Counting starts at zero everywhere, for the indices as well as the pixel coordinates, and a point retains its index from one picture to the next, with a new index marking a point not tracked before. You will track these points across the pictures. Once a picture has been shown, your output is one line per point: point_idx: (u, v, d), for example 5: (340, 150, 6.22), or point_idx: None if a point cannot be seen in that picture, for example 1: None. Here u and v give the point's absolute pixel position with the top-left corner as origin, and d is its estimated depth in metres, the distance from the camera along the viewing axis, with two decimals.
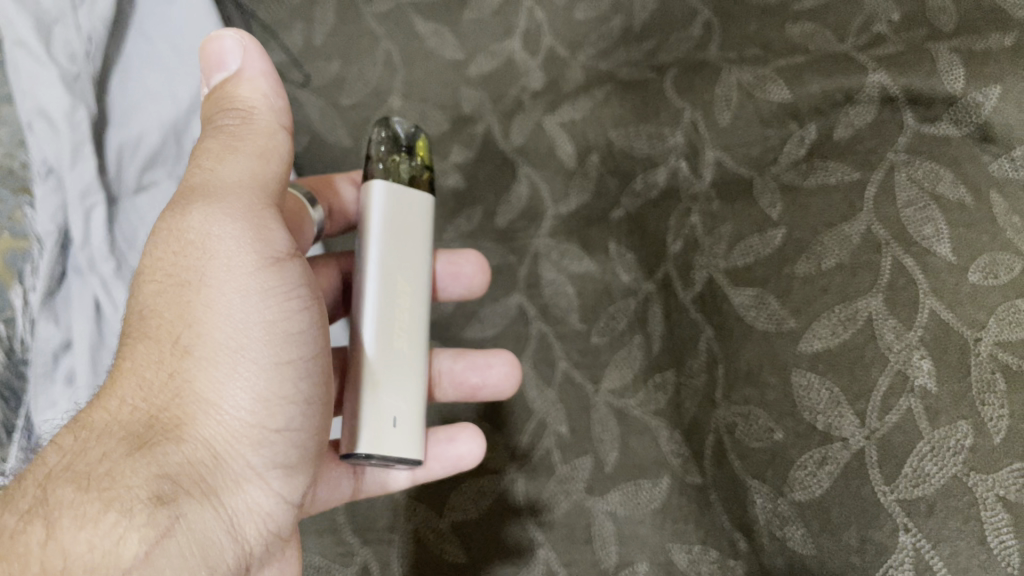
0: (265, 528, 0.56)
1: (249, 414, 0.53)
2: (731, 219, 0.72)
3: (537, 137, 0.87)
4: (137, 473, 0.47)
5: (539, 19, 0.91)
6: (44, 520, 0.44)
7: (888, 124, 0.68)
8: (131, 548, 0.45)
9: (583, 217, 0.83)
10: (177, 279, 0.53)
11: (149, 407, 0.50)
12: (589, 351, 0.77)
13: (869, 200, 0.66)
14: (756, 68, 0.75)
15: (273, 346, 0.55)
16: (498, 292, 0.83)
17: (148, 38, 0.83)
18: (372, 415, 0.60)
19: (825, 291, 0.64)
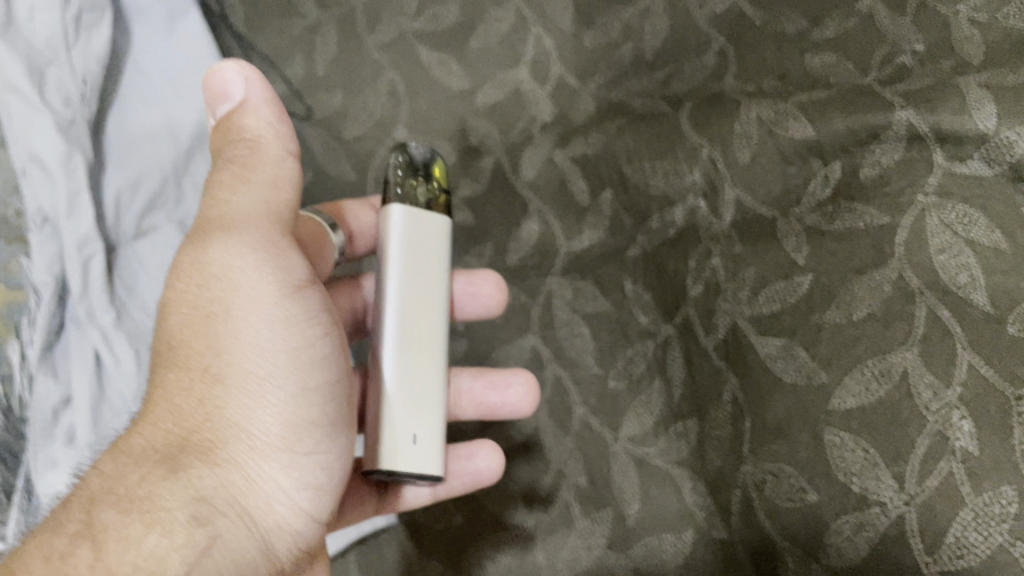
0: (293, 556, 0.55)
1: (279, 439, 0.53)
2: (755, 263, 0.69)
3: (548, 172, 0.84)
4: (176, 495, 0.48)
5: (547, 45, 0.88)
6: (92, 540, 0.45)
7: (917, 163, 0.65)
8: (174, 563, 0.46)
9: (596, 254, 0.80)
10: (200, 312, 0.53)
11: (177, 432, 0.50)
12: (607, 397, 0.75)
13: (900, 246, 0.63)
14: (776, 103, 0.72)
15: (297, 373, 0.55)
16: (510, 333, 0.80)
17: (144, 75, 0.81)
18: (390, 432, 0.61)
19: (857, 343, 0.61)
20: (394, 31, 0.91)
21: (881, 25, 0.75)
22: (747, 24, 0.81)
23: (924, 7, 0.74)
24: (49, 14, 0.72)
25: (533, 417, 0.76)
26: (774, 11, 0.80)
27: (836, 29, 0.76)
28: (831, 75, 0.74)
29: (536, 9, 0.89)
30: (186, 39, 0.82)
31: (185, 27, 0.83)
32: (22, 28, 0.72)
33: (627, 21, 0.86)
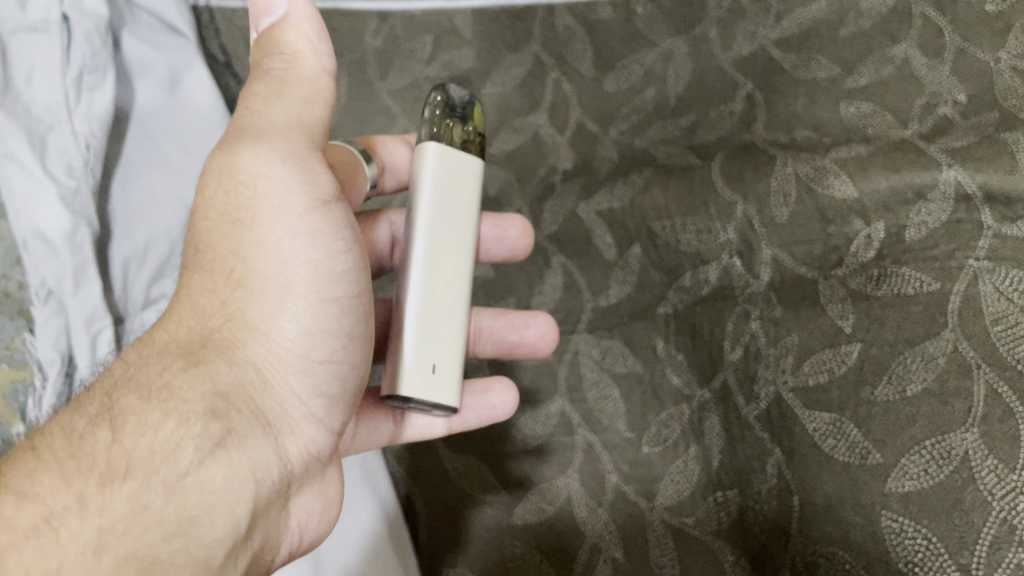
0: (307, 467, 0.55)
1: (299, 346, 0.53)
2: (798, 330, 0.66)
3: (571, 225, 0.81)
4: (193, 389, 0.47)
5: (567, 90, 0.85)
6: (110, 424, 0.44)
7: (965, 224, 0.63)
8: (186, 457, 0.44)
9: (624, 311, 0.77)
10: (228, 213, 0.52)
11: (200, 328, 0.50)
12: (641, 464, 0.72)
13: (954, 313, 0.60)
14: (814, 159, 0.70)
15: (320, 280, 0.53)
16: (537, 395, 0.77)
17: (150, 136, 0.77)
18: (411, 365, 0.58)
19: (912, 421, 0.58)
20: (406, 77, 0.88)
21: (919, 72, 0.72)
22: (776, 68, 0.78)
23: (962, 54, 0.72)
24: (49, 78, 0.70)
25: (562, 486, 0.72)
26: (804, 56, 0.78)
27: (871, 76, 0.74)
28: (867, 127, 0.71)
29: (554, 52, 0.86)
30: (191, 97, 0.79)
31: (189, 83, 0.79)
32: (22, 93, 0.69)
33: (649, 66, 0.83)
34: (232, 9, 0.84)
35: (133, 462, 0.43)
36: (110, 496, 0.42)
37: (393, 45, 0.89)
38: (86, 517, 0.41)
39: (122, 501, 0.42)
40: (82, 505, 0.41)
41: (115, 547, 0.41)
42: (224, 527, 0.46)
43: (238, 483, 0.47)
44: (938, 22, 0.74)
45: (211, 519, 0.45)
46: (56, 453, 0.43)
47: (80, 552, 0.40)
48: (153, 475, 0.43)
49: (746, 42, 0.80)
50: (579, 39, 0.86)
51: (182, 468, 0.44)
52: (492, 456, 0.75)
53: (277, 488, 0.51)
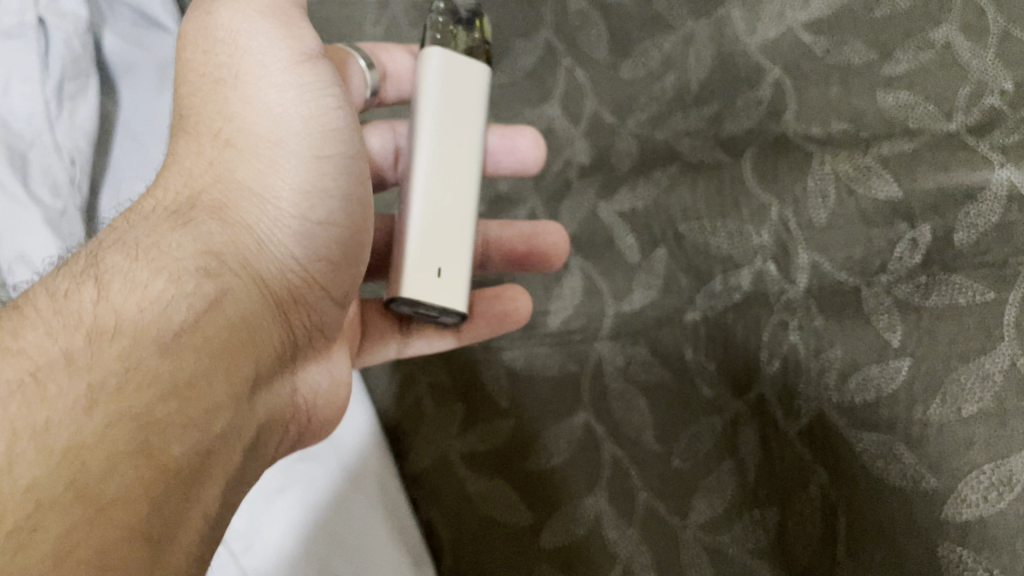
0: (305, 328, 0.56)
1: (292, 205, 0.53)
2: (842, 342, 0.63)
3: (591, 225, 0.77)
4: (182, 247, 0.46)
5: (580, 78, 0.80)
6: (96, 283, 0.42)
7: (1020, 226, 0.59)
8: (179, 313, 0.43)
9: (650, 316, 0.73)
10: (214, 80, 0.54)
11: (191, 189, 0.51)
12: (671, 479, 0.68)
13: (1010, 326, 0.57)
14: (856, 155, 0.66)
15: (312, 141, 0.53)
16: (559, 407, 0.72)
17: (139, 143, 0.72)
18: (414, 259, 0.60)
19: (970, 444, 0.55)
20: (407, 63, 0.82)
21: (961, 57, 0.67)
22: (806, 52, 0.73)
23: (1008, 39, 0.67)
24: (26, 87, 0.64)
25: (591, 505, 0.69)
26: (836, 39, 0.72)
27: (910, 62, 0.69)
28: (908, 117, 0.67)
29: (567, 38, 0.81)
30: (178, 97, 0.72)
31: (176, 82, 0.73)
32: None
33: (668, 49, 0.78)
34: None
35: (123, 320, 0.41)
36: (97, 354, 0.39)
37: (394, 35, 0.80)
38: (75, 372, 0.38)
39: (112, 357, 0.39)
40: (70, 358, 0.38)
41: (106, 405, 0.38)
42: (221, 387, 0.44)
43: (233, 343, 0.46)
44: (980, 3, 0.69)
45: (207, 379, 0.43)
46: (38, 311, 0.40)
47: (71, 404, 0.37)
48: (144, 332, 0.41)
49: (774, 23, 0.75)
50: (594, 24, 0.80)
51: (174, 324, 0.42)
52: (512, 474, 0.70)
53: (273, 354, 0.51)
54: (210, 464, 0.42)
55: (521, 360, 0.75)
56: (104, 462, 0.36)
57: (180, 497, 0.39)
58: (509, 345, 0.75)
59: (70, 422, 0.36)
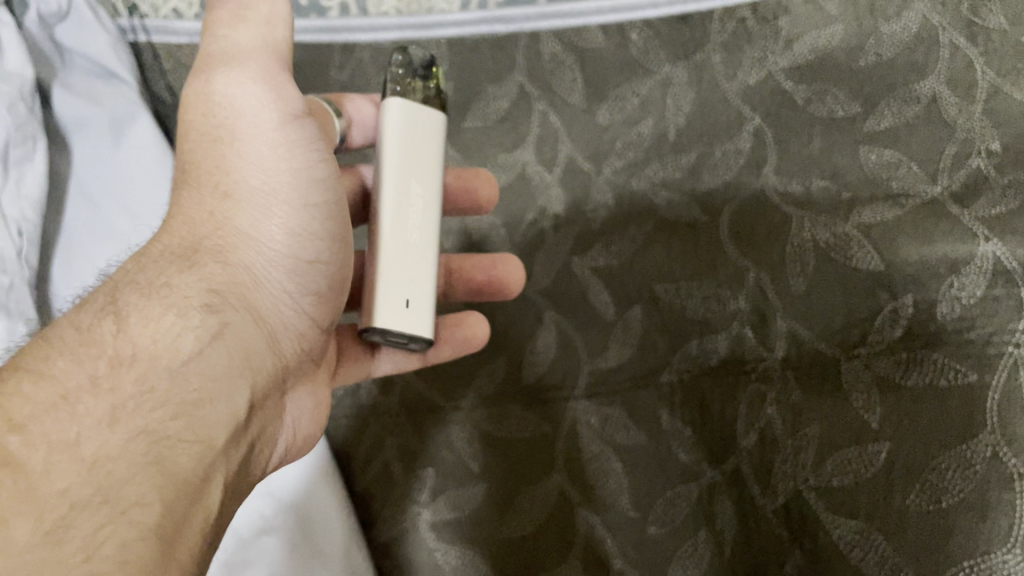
0: (299, 354, 0.56)
1: (285, 248, 0.53)
2: (819, 421, 0.62)
3: (565, 280, 0.73)
4: (189, 284, 0.48)
5: (555, 124, 0.75)
6: (114, 315, 0.45)
7: (1004, 301, 0.59)
8: (186, 345, 0.45)
9: (626, 375, 0.70)
10: (212, 137, 0.52)
11: (191, 236, 0.51)
12: (647, 546, 0.66)
13: (994, 410, 0.56)
14: (835, 223, 0.66)
15: (302, 191, 0.52)
16: (533, 471, 0.69)
17: (92, 202, 0.69)
18: (381, 289, 0.56)
19: (951, 536, 0.55)
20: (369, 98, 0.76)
21: (948, 114, 0.66)
22: (788, 101, 0.70)
23: (997, 94, 0.65)
24: None
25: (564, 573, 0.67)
26: (818, 89, 0.69)
27: (893, 119, 0.67)
28: (890, 180, 0.65)
29: (540, 83, 0.75)
30: (133, 155, 0.70)
31: (131, 138, 0.70)
32: None
33: (645, 95, 0.74)
34: (176, 45, 0.74)
35: (138, 349, 0.44)
36: (119, 379, 0.42)
37: (361, 80, 0.76)
38: (100, 395, 0.41)
39: (131, 382, 0.43)
40: (95, 385, 0.42)
41: (127, 422, 0.41)
42: (226, 409, 0.46)
43: (236, 371, 0.48)
44: (968, 54, 0.67)
45: (213, 404, 0.45)
46: (63, 344, 0.43)
47: (97, 422, 0.40)
48: (157, 360, 0.44)
49: (754, 69, 0.71)
50: (568, 68, 0.75)
51: (182, 356, 0.45)
52: (486, 544, 0.68)
53: (269, 380, 0.52)
54: (217, 477, 0.44)
55: (492, 421, 0.71)
56: (125, 472, 0.39)
57: (193, 504, 0.42)
58: (478, 405, 0.71)
59: (96, 438, 0.40)
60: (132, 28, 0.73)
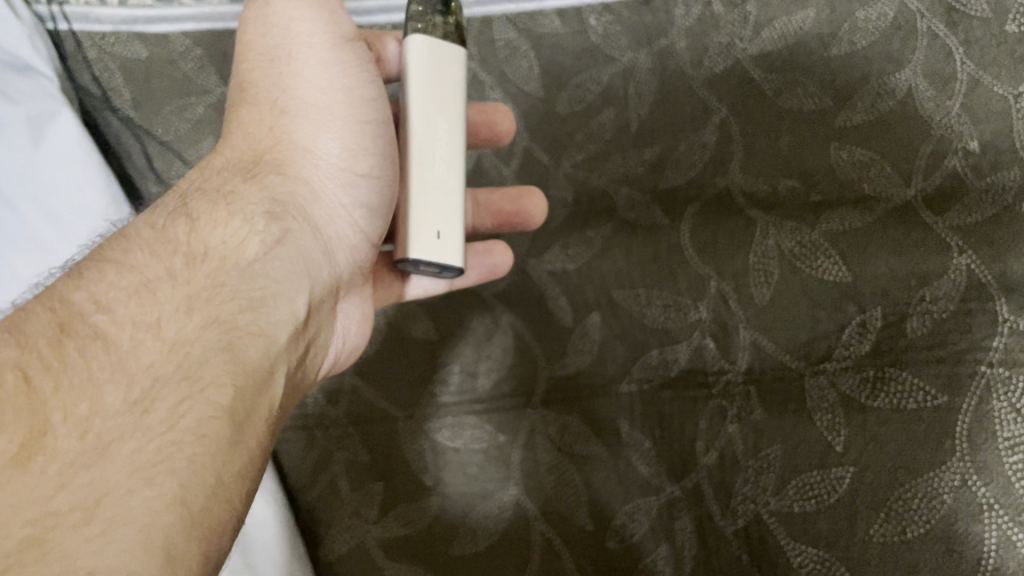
0: (353, 271, 0.56)
1: (342, 162, 0.52)
2: (781, 444, 0.61)
3: (520, 284, 0.68)
4: (251, 194, 0.50)
5: (510, 113, 0.69)
6: (187, 217, 0.47)
7: (976, 314, 0.61)
8: (251, 248, 0.47)
9: (584, 384, 0.65)
10: (269, 58, 0.52)
11: (252, 150, 0.52)
12: (606, 563, 0.62)
13: (963, 439, 0.58)
14: (801, 231, 0.64)
15: (356, 106, 0.52)
16: (487, 485, 0.64)
17: (15, 212, 0.66)
18: (413, 219, 0.53)
19: (915, 569, 0.57)
20: None
21: (925, 108, 0.64)
22: (755, 91, 0.66)
23: (976, 87, 0.63)
24: None
25: None
26: (788, 78, 0.66)
27: (866, 114, 0.64)
28: (861, 181, 0.64)
29: (494, 69, 0.69)
30: (55, 155, 0.66)
31: (53, 136, 0.66)
32: None
33: (607, 83, 0.68)
34: (99, 34, 0.70)
35: (209, 248, 0.46)
36: (194, 272, 0.44)
37: None
38: (178, 284, 0.43)
39: (204, 276, 0.45)
40: (171, 276, 0.44)
41: (203, 310, 0.43)
42: (288, 310, 0.48)
43: (297, 275, 0.50)
44: (947, 43, 0.64)
45: (276, 304, 0.47)
46: (138, 240, 0.45)
47: (174, 308, 0.42)
48: (226, 259, 0.46)
49: (721, 56, 0.67)
50: (523, 55, 0.69)
51: (248, 257, 0.47)
52: (434, 567, 0.63)
53: (326, 288, 0.53)
54: (281, 369, 0.46)
55: (447, 431, 0.65)
56: (202, 354, 0.41)
57: (260, 391, 0.43)
58: (433, 413, 0.66)
59: (174, 323, 0.42)
60: (51, 16, 0.69)
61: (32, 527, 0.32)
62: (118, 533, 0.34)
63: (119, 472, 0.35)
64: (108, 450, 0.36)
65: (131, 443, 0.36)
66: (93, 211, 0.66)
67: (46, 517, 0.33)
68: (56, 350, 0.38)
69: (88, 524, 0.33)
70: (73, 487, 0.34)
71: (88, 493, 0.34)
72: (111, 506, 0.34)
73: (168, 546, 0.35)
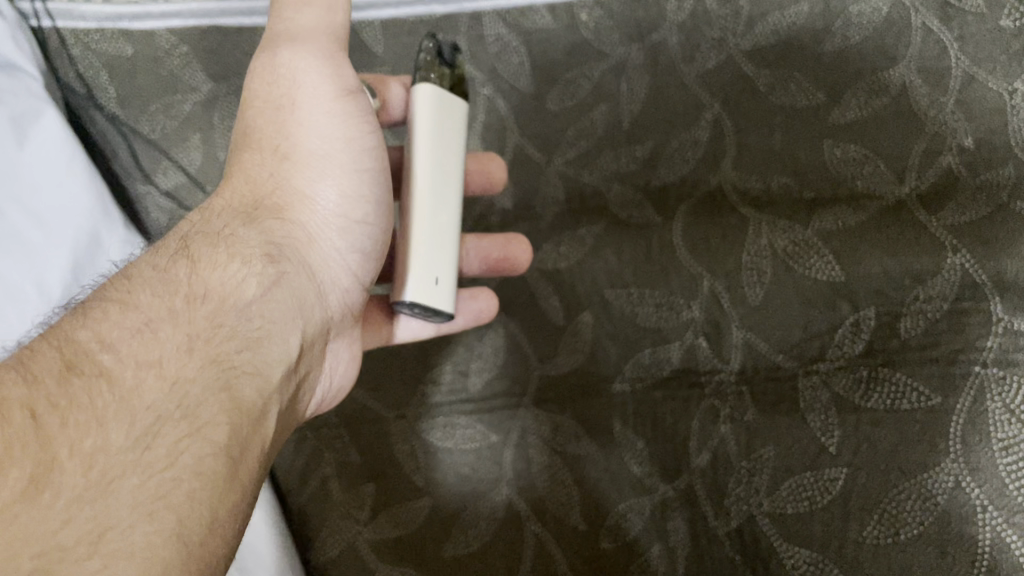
0: (345, 311, 0.55)
1: (339, 210, 0.53)
2: (775, 445, 0.60)
3: (512, 284, 0.67)
4: (249, 238, 0.49)
5: (501, 109, 0.68)
6: (188, 258, 0.46)
7: (971, 313, 0.60)
8: (250, 290, 0.47)
9: (577, 383, 0.65)
10: (274, 107, 0.52)
11: (251, 195, 0.51)
12: (599, 563, 0.61)
13: (956, 440, 0.58)
14: (795, 230, 0.63)
15: (356, 155, 0.52)
16: (479, 485, 0.64)
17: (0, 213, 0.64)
18: (414, 264, 0.53)
19: (909, 571, 0.57)
20: None
21: (919, 105, 0.63)
22: (748, 87, 0.65)
23: (970, 83, 0.63)
24: None
25: None
26: (782, 74, 0.65)
27: (860, 110, 0.64)
28: (855, 178, 0.63)
29: (484, 65, 0.68)
30: (42, 157, 0.66)
31: (38, 137, 0.66)
32: None
33: (599, 79, 0.67)
34: (83, 31, 0.69)
35: (210, 288, 0.45)
36: (194, 313, 0.43)
37: None
38: (178, 325, 0.42)
39: (204, 318, 0.43)
40: (173, 316, 0.42)
41: (202, 351, 0.42)
42: (282, 350, 0.47)
43: (291, 317, 0.49)
44: (942, 39, 0.63)
45: (272, 344, 0.46)
46: (141, 279, 0.44)
47: (175, 347, 0.41)
48: (225, 300, 0.45)
49: (713, 52, 0.66)
50: (513, 51, 0.68)
51: (247, 297, 0.46)
52: (425, 567, 0.63)
53: (318, 329, 0.52)
54: (274, 412, 0.44)
55: (438, 432, 0.65)
56: (200, 396, 0.40)
57: (255, 432, 0.42)
58: (424, 414, 0.65)
59: (175, 362, 0.41)
60: (34, 13, 0.68)
61: (39, 559, 0.31)
62: (121, 568, 0.33)
63: (123, 508, 0.34)
64: (111, 487, 0.35)
65: (133, 478, 0.35)
66: (81, 207, 0.65)
67: (52, 550, 0.32)
68: (59, 390, 0.37)
69: (92, 557, 0.32)
70: (79, 522, 0.33)
71: (93, 528, 0.33)
72: (114, 540, 0.33)
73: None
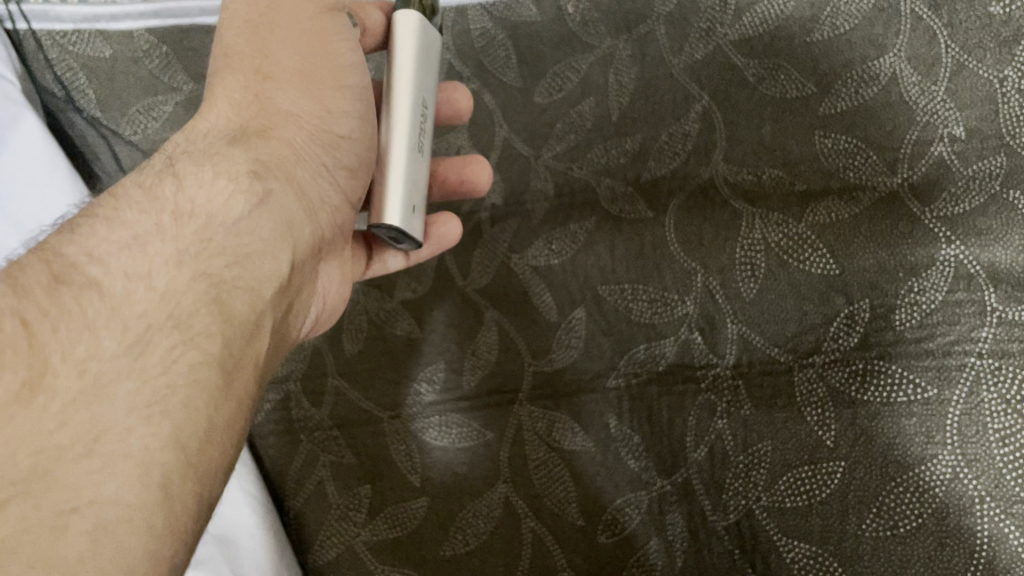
0: (333, 231, 0.54)
1: (323, 124, 0.52)
2: (773, 441, 0.61)
3: (504, 280, 0.67)
4: (234, 156, 0.48)
5: (490, 104, 0.68)
6: (174, 177, 0.45)
7: (967, 304, 0.60)
8: (237, 207, 0.46)
9: (571, 379, 0.64)
10: (254, 26, 0.51)
11: (236, 119, 0.50)
12: (597, 559, 0.61)
13: (953, 432, 0.58)
14: (788, 224, 0.63)
15: (337, 70, 0.52)
16: (475, 483, 0.63)
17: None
18: (396, 190, 0.52)
19: (907, 565, 0.57)
20: None
21: (909, 93, 0.63)
22: (737, 78, 0.65)
23: (960, 70, 0.62)
24: None
25: None
26: (772, 65, 0.65)
27: (851, 100, 0.63)
28: (846, 170, 0.63)
29: (472, 60, 0.68)
30: (25, 158, 0.65)
31: (17, 141, 0.65)
32: None
33: (587, 71, 0.67)
34: (60, 32, 0.68)
35: (197, 206, 0.44)
36: (182, 230, 0.43)
37: None
38: (166, 240, 0.42)
39: (191, 234, 0.43)
40: (160, 230, 0.43)
41: (191, 266, 0.42)
42: (272, 268, 0.46)
43: (282, 235, 0.47)
44: (931, 25, 0.63)
45: (262, 261, 0.46)
46: (127, 199, 0.43)
47: (164, 262, 0.42)
48: (212, 217, 0.45)
49: (701, 42, 0.65)
50: (500, 45, 0.68)
51: (235, 214, 0.45)
52: (426, 568, 0.63)
53: (308, 248, 0.50)
54: (268, 327, 0.44)
55: (434, 431, 0.65)
56: (192, 305, 0.41)
57: (249, 345, 0.42)
58: (419, 413, 0.65)
59: (165, 275, 0.41)
60: (9, 15, 0.67)
61: (36, 457, 0.34)
62: (118, 466, 0.35)
63: (118, 411, 0.36)
64: (104, 392, 0.36)
65: (128, 384, 0.37)
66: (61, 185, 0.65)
67: (50, 450, 0.34)
68: (50, 300, 0.38)
69: (88, 458, 0.35)
70: (73, 425, 0.35)
71: (87, 430, 0.35)
72: (111, 440, 0.35)
73: (168, 484, 0.36)
